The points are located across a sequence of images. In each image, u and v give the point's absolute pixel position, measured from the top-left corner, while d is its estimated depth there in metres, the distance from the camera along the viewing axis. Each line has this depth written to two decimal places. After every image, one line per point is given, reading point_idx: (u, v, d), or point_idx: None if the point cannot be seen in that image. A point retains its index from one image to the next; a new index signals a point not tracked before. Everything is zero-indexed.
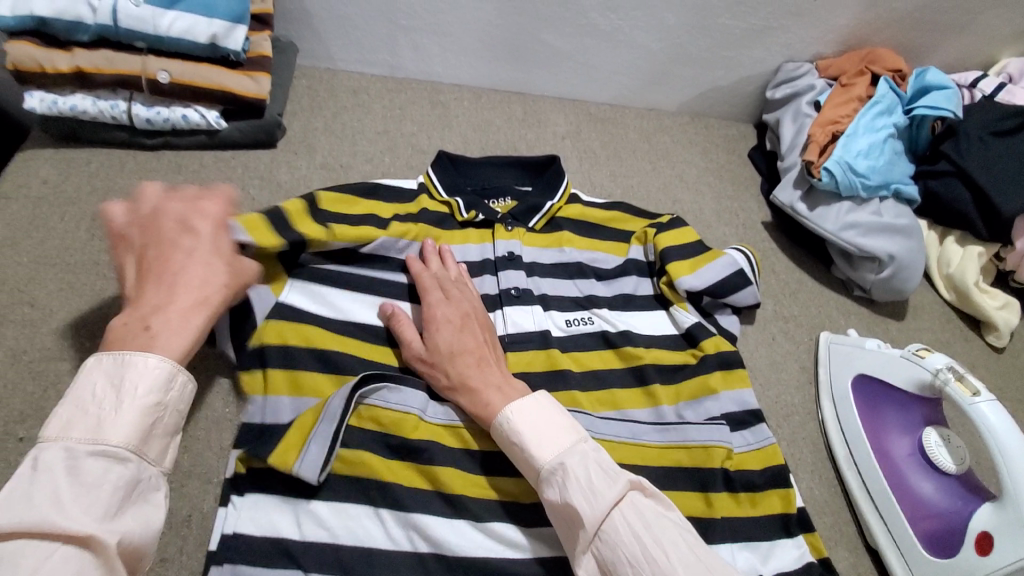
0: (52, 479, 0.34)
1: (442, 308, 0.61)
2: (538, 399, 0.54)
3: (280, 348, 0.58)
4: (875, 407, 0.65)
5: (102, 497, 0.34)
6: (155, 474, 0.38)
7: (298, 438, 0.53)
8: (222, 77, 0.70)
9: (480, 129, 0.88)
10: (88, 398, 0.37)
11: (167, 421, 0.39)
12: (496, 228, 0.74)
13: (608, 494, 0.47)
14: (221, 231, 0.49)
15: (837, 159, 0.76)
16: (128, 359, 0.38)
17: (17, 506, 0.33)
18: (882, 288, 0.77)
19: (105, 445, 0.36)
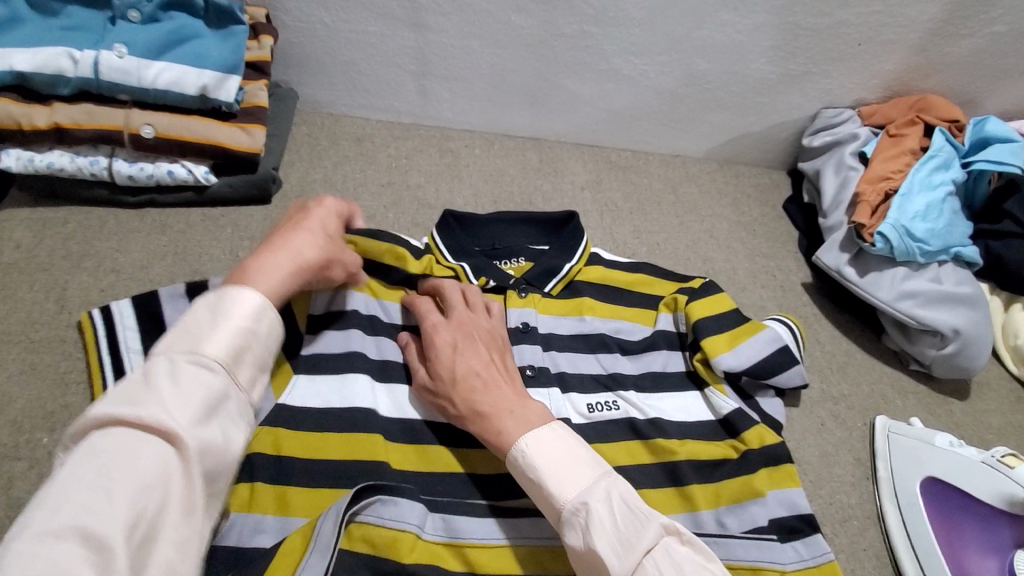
0: (160, 378, 0.37)
1: (443, 331, 0.57)
2: (557, 425, 0.50)
3: (272, 458, 0.52)
4: (953, 522, 0.57)
5: (194, 403, 0.37)
6: (238, 398, 0.40)
7: (285, 573, 0.45)
8: (213, 130, 0.64)
9: (492, 179, 0.81)
10: (193, 319, 0.40)
11: (258, 352, 0.42)
12: (508, 294, 0.67)
13: (638, 540, 0.42)
14: (331, 221, 0.54)
15: (894, 223, 0.68)
16: (225, 289, 0.43)
17: (128, 397, 0.36)
18: (944, 364, 0.68)
19: (203, 356, 0.39)
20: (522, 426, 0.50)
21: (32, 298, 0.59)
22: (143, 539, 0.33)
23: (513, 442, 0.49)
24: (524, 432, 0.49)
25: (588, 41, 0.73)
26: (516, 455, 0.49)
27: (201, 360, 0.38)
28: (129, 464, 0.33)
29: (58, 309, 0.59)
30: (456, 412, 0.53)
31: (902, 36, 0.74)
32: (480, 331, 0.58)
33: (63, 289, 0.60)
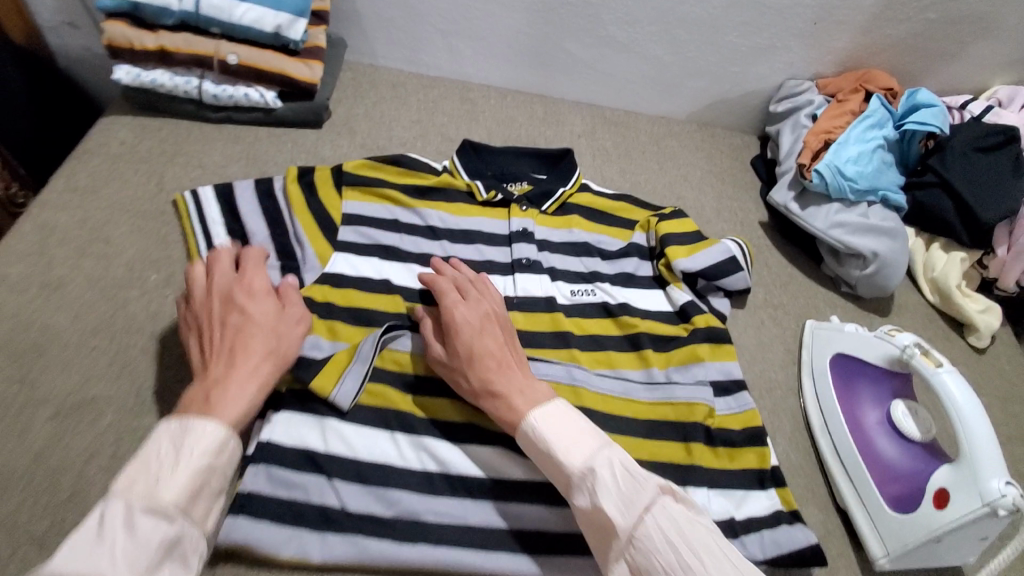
0: (111, 541, 0.40)
1: (460, 309, 0.62)
2: (558, 405, 0.56)
3: (321, 303, 0.67)
4: (851, 383, 0.70)
5: (148, 552, 0.40)
6: (196, 533, 0.44)
7: (335, 370, 0.60)
8: (282, 62, 0.80)
9: (503, 123, 0.96)
10: (152, 458, 0.44)
11: (214, 483, 0.46)
12: (512, 207, 0.82)
13: (639, 500, 0.49)
14: (265, 306, 0.58)
15: (827, 163, 0.82)
16: (191, 428, 0.46)
17: (82, 554, 0.39)
18: (867, 283, 0.83)
19: (158, 505, 0.42)
20: (534, 403, 0.57)
21: (137, 180, 0.74)
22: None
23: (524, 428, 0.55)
24: (534, 409, 0.56)
25: (589, 10, 0.89)
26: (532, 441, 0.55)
27: (154, 507, 0.42)
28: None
29: (157, 189, 0.74)
30: (472, 390, 0.59)
31: (852, 17, 0.89)
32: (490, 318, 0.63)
33: (160, 177, 0.75)
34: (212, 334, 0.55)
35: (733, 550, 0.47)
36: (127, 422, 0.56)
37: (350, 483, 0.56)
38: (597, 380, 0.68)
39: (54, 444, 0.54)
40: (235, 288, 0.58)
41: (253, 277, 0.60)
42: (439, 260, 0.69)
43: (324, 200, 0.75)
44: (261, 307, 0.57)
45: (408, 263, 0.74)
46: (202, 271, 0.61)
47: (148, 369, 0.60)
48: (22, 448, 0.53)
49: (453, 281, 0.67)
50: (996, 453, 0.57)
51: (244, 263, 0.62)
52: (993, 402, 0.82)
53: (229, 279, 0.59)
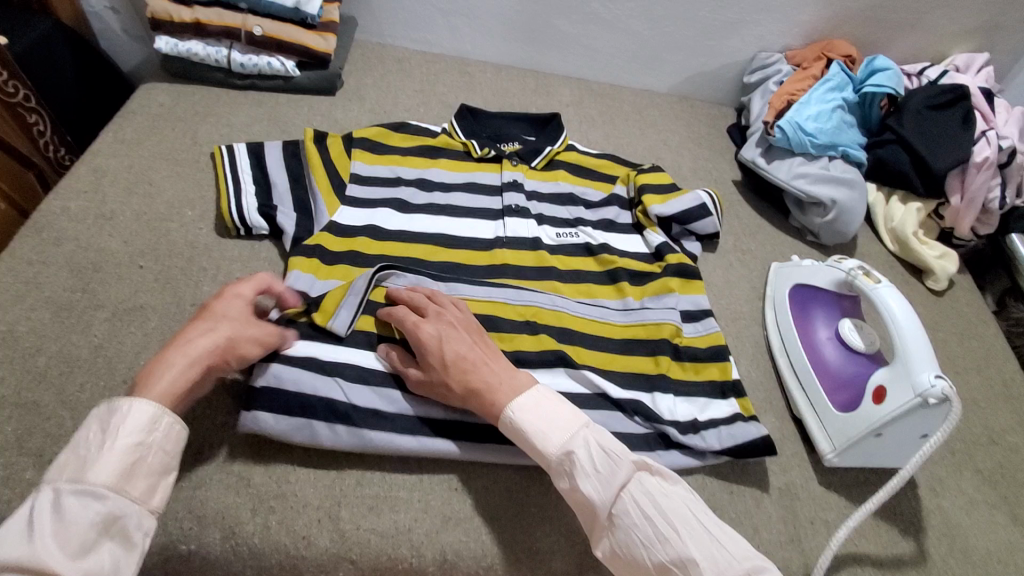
0: (41, 517, 0.42)
1: (425, 327, 0.63)
2: (528, 403, 0.60)
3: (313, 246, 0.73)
4: (805, 307, 0.78)
5: (78, 530, 0.43)
6: (138, 511, 0.46)
7: (331, 304, 0.67)
8: (301, 35, 0.90)
9: (498, 94, 1.06)
10: (83, 443, 0.47)
11: (150, 460, 0.48)
12: (504, 162, 0.91)
13: (616, 478, 0.55)
14: (231, 308, 0.59)
15: (789, 119, 0.90)
16: (116, 406, 0.48)
17: (11, 541, 0.41)
18: (828, 230, 0.91)
19: (86, 485, 0.45)
20: (511, 392, 0.61)
21: (174, 135, 0.84)
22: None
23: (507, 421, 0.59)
24: (512, 399, 0.60)
25: None
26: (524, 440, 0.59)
27: (85, 487, 0.45)
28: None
29: (192, 143, 0.84)
30: (453, 398, 0.61)
31: None
32: (453, 326, 0.64)
33: (194, 132, 0.85)
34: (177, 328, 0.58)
35: (705, 516, 0.54)
36: (169, 325, 0.66)
37: (356, 385, 0.63)
38: (577, 306, 0.76)
39: (109, 340, 0.63)
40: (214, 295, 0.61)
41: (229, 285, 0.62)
42: (394, 291, 0.68)
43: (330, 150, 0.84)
44: (224, 301, 0.60)
45: (413, 205, 0.83)
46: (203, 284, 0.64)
47: (187, 286, 0.69)
48: (84, 343, 0.63)
49: (410, 304, 0.67)
50: (928, 351, 0.63)
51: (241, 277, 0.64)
52: (950, 336, 0.88)
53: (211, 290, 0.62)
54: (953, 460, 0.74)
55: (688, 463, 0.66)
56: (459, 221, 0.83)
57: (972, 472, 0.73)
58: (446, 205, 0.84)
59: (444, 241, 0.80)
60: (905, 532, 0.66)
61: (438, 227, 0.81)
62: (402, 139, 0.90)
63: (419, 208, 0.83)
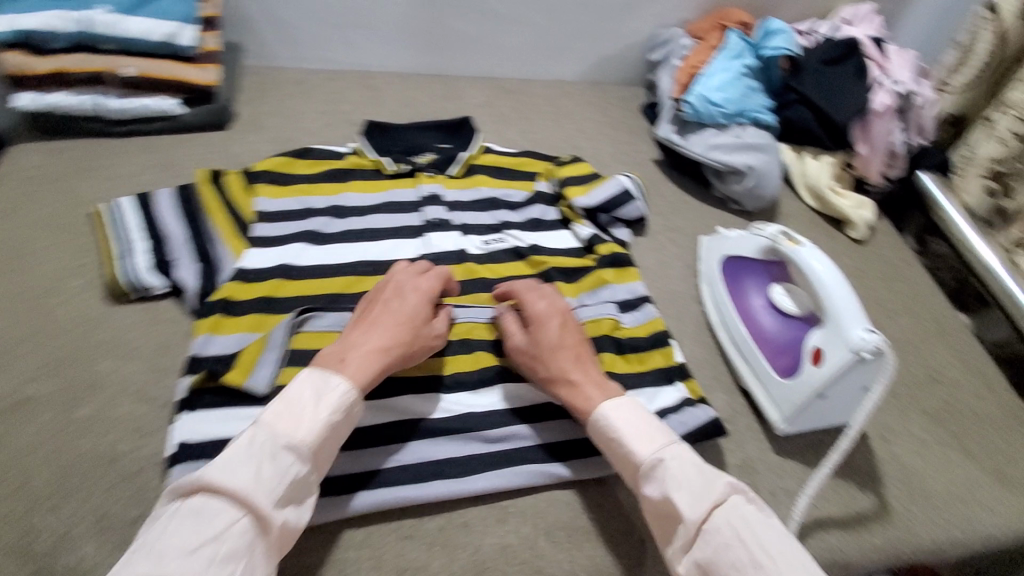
0: (258, 460, 0.49)
1: (538, 311, 0.67)
2: (624, 401, 0.60)
3: (222, 300, 0.66)
4: (737, 279, 0.78)
5: (281, 484, 0.49)
6: (317, 481, 0.53)
7: (248, 361, 0.61)
8: (180, 70, 0.84)
9: (405, 103, 1.01)
10: (297, 400, 0.53)
11: (338, 431, 0.55)
12: (419, 176, 0.88)
13: (709, 497, 0.53)
14: (422, 303, 0.64)
15: (696, 93, 0.91)
16: (329, 380, 0.55)
17: (231, 471, 0.48)
18: (748, 197, 0.92)
19: (295, 443, 0.51)
20: (606, 393, 0.61)
21: (50, 198, 0.76)
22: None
23: (597, 408, 0.60)
24: (609, 397, 0.61)
25: None
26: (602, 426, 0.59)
27: (294, 445, 0.51)
28: (216, 533, 0.45)
29: (72, 204, 0.76)
30: (541, 375, 0.64)
31: None
32: (564, 315, 0.67)
33: (73, 192, 0.78)
34: (372, 305, 0.64)
35: (800, 550, 0.51)
36: (64, 414, 0.59)
37: None
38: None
39: None
40: (414, 284, 0.66)
41: (426, 277, 0.67)
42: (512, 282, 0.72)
43: (228, 183, 0.78)
44: (418, 299, 0.64)
45: (325, 236, 0.77)
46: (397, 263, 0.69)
47: (82, 365, 0.63)
48: None
49: (528, 288, 0.69)
50: (855, 307, 0.63)
51: (428, 267, 0.69)
52: (877, 282, 0.90)
53: (407, 273, 0.67)
54: (897, 404, 0.76)
55: None
56: (379, 244, 0.78)
57: (918, 415, 0.76)
58: (363, 230, 0.79)
59: (364, 269, 0.74)
60: (864, 486, 0.67)
61: (356, 254, 0.76)
62: (305, 166, 0.84)
63: (331, 239, 0.77)
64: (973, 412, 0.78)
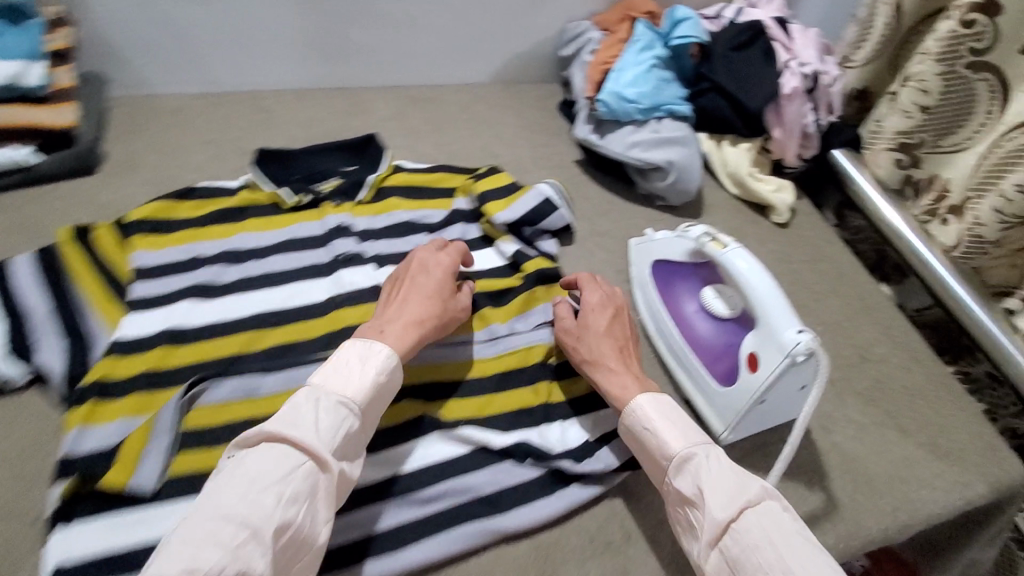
0: (315, 413, 0.52)
1: (591, 300, 0.69)
2: (664, 396, 0.61)
3: (97, 382, 0.59)
4: (668, 284, 0.75)
5: (338, 435, 0.53)
6: (366, 438, 0.57)
7: (132, 453, 0.54)
8: (26, 114, 0.73)
9: (303, 124, 0.92)
10: (344, 364, 0.56)
11: (387, 390, 0.58)
12: (324, 206, 0.80)
13: (741, 497, 0.52)
14: (448, 278, 0.67)
15: (609, 91, 0.88)
16: (372, 346, 0.58)
17: (292, 422, 0.52)
18: (672, 192, 0.90)
19: (346, 400, 0.54)
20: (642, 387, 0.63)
21: None
22: (289, 538, 0.48)
23: (630, 395, 0.61)
24: (647, 389, 0.62)
25: None
26: (629, 407, 0.60)
27: (345, 402, 0.54)
28: (283, 475, 0.49)
29: None
30: (579, 354, 0.66)
31: None
32: (617, 309, 0.69)
33: None
34: (403, 280, 0.67)
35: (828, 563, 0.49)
36: None
37: None
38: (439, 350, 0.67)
39: None
40: (448, 265, 0.69)
41: (445, 252, 0.70)
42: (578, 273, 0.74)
43: (94, 238, 0.69)
44: (442, 274, 0.67)
45: (219, 290, 0.69)
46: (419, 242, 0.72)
47: None
48: None
49: (590, 278, 0.72)
50: (785, 308, 0.62)
51: (445, 243, 0.72)
52: (803, 265, 0.91)
53: (440, 251, 0.70)
54: (835, 391, 0.76)
55: (590, 493, 0.60)
56: (281, 289, 0.70)
57: (855, 398, 0.76)
58: (263, 276, 0.71)
59: (265, 321, 0.67)
60: (811, 484, 0.67)
61: (255, 305, 0.68)
62: (192, 209, 0.75)
63: (226, 291, 0.69)
64: (904, 385, 0.79)
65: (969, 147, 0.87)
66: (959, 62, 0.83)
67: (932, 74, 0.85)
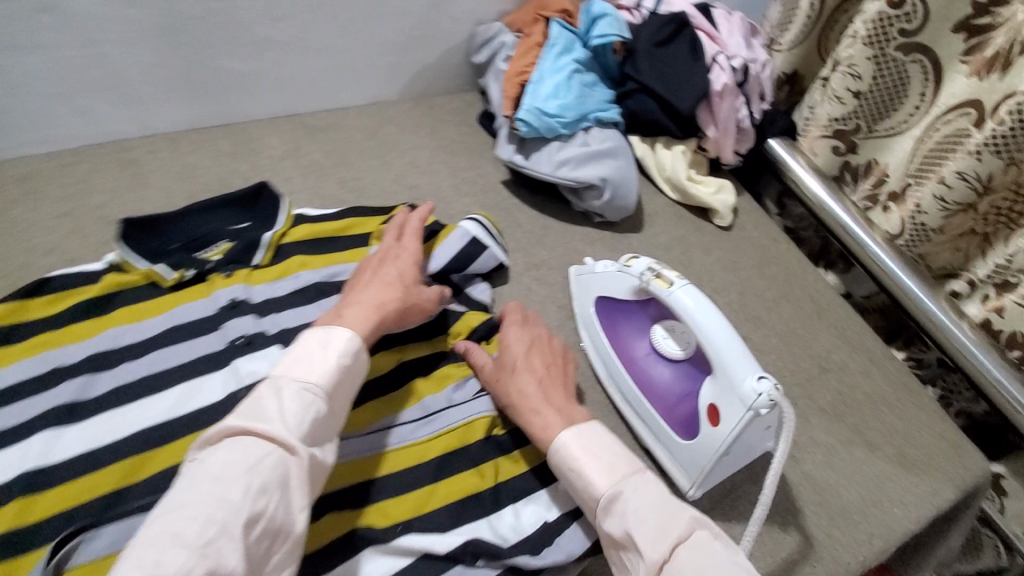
0: (278, 402, 0.50)
1: (512, 333, 0.65)
2: (589, 426, 0.57)
3: None
4: (614, 324, 0.69)
5: (305, 421, 0.50)
6: (336, 425, 0.54)
7: None
8: None
9: (182, 176, 0.79)
10: (304, 352, 0.54)
11: (354, 371, 0.56)
12: (211, 278, 0.69)
13: (671, 532, 0.49)
14: (409, 264, 0.67)
15: (528, 107, 0.79)
16: (334, 331, 0.56)
17: (254, 415, 0.49)
18: (610, 209, 0.82)
19: (308, 385, 0.52)
20: (566, 420, 0.57)
21: None
22: (261, 531, 0.45)
23: (553, 433, 0.56)
24: (572, 423, 0.57)
25: (219, 17, 0.74)
26: (553, 445, 0.56)
27: (309, 387, 0.52)
28: (250, 466, 0.46)
29: None
30: (499, 391, 0.62)
31: None
32: (539, 341, 0.65)
33: None
34: (365, 269, 0.66)
35: None
36: None
37: None
38: (371, 440, 0.59)
39: None
40: (406, 250, 0.68)
41: (406, 240, 0.69)
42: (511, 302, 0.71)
43: None
44: (405, 262, 0.66)
45: (90, 406, 0.58)
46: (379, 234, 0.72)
47: None
48: None
49: (515, 313, 0.68)
50: (743, 351, 0.56)
51: (405, 229, 0.71)
52: (753, 271, 0.86)
53: (398, 237, 0.70)
54: (799, 412, 0.74)
55: None
56: (167, 395, 0.60)
57: (817, 415, 0.73)
58: (145, 379, 0.61)
59: (150, 441, 0.57)
60: (785, 525, 0.64)
61: (138, 421, 0.58)
62: (49, 306, 0.64)
63: (103, 411, 0.58)
64: (866, 393, 0.77)
65: (905, 130, 0.82)
66: (889, 44, 0.79)
67: (862, 58, 0.81)
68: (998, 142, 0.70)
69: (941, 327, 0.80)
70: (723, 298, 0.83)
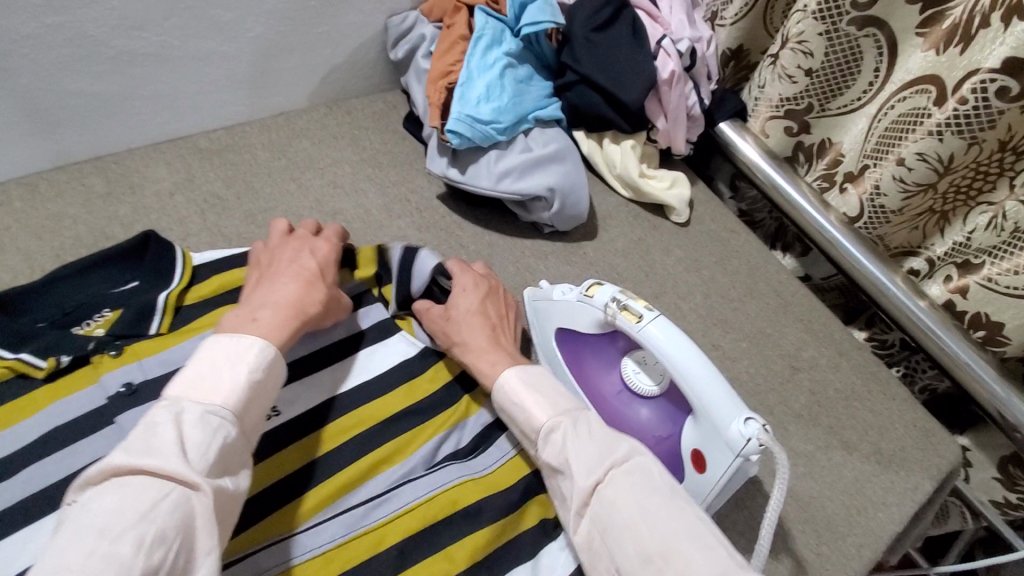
0: (176, 431, 0.43)
1: (463, 281, 0.63)
2: (535, 367, 0.57)
3: None
4: (579, 359, 0.63)
5: (209, 451, 0.43)
6: (247, 453, 0.47)
7: None
8: None
9: (49, 233, 0.66)
10: (207, 368, 0.47)
11: (268, 385, 0.49)
12: (97, 360, 0.56)
13: (607, 457, 0.49)
14: (327, 261, 0.60)
15: (458, 115, 0.70)
16: (243, 340, 0.49)
17: (144, 449, 0.41)
18: (561, 219, 0.74)
19: (212, 407, 0.45)
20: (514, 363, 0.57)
21: None
22: None
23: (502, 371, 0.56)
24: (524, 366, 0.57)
25: (64, 32, 0.60)
26: (502, 382, 0.55)
27: (215, 411, 0.45)
28: (143, 512, 0.38)
29: None
30: (449, 336, 0.60)
31: None
32: (491, 292, 0.64)
33: None
34: (274, 263, 0.58)
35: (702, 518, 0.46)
36: None
37: None
38: (315, 535, 0.51)
39: None
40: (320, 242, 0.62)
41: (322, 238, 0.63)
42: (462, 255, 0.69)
43: None
44: (320, 258, 0.60)
45: None
46: (282, 223, 0.63)
47: None
48: None
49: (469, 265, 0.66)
50: (726, 390, 0.51)
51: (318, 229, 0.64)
52: (716, 268, 0.81)
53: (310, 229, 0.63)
54: (776, 422, 0.70)
55: None
56: (49, 521, 0.49)
57: (795, 422, 0.70)
58: (18, 507, 0.49)
59: None
60: (777, 552, 0.61)
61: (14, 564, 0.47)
62: None
63: None
64: (839, 390, 0.73)
65: (858, 108, 0.79)
66: (842, 19, 0.74)
67: (813, 34, 0.76)
68: (959, 122, 0.67)
69: (902, 307, 0.77)
70: (687, 304, 0.77)
